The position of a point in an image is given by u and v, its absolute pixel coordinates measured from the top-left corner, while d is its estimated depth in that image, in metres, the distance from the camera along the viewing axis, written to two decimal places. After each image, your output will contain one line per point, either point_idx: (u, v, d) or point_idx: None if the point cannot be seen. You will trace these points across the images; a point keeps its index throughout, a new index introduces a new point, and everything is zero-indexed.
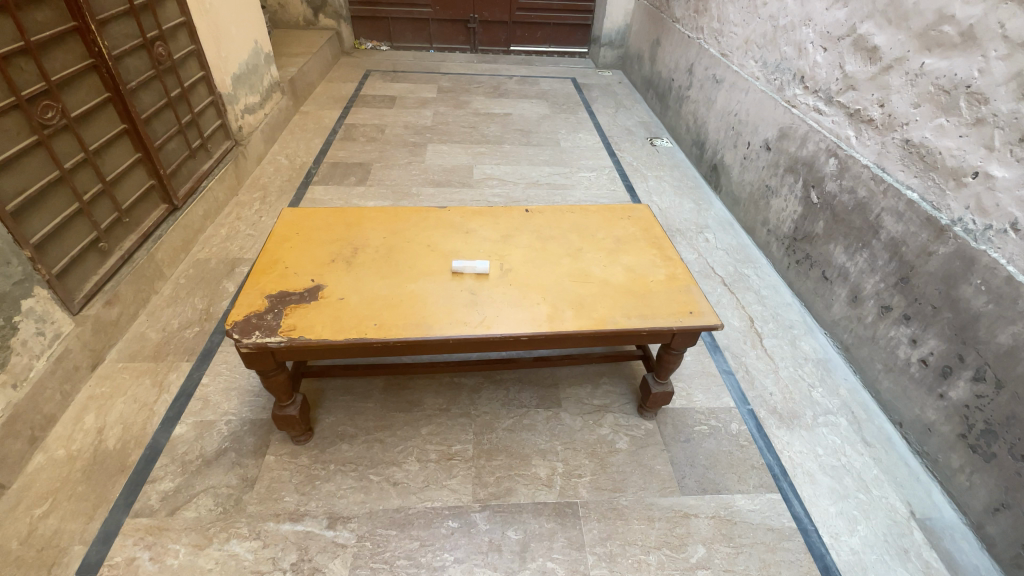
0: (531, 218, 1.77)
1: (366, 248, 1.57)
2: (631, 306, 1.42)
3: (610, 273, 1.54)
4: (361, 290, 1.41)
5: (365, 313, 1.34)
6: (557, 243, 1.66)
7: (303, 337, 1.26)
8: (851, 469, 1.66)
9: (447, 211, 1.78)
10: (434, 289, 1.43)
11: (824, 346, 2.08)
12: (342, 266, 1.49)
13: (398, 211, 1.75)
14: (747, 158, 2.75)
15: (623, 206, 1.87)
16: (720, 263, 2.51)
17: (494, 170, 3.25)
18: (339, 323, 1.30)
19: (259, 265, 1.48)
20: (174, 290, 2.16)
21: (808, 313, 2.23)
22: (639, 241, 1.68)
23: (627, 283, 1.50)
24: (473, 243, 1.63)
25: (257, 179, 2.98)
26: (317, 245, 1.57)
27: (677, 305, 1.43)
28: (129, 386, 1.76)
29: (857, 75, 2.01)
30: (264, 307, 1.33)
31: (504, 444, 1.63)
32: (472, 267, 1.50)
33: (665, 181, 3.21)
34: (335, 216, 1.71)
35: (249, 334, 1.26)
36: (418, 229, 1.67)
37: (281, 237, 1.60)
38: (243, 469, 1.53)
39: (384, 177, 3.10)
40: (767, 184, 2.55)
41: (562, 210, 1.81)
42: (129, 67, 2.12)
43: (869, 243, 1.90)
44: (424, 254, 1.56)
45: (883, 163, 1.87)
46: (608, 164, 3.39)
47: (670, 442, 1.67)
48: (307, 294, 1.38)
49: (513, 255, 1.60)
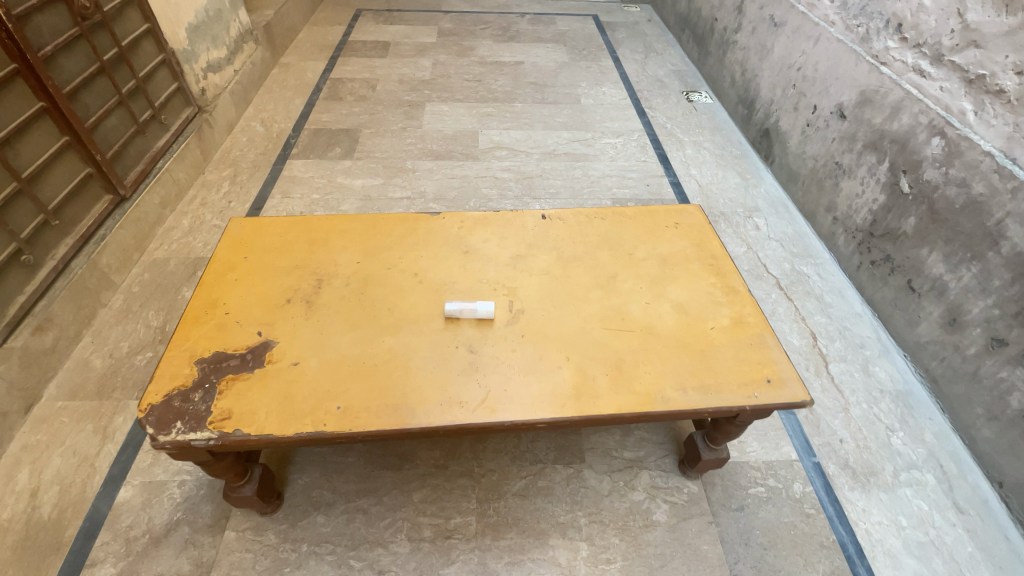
0: (549, 228, 1.36)
1: (334, 280, 1.20)
2: (686, 372, 1.05)
3: (655, 315, 1.16)
4: (323, 350, 1.06)
5: (325, 388, 1.00)
6: (583, 266, 1.27)
7: (240, 432, 0.93)
8: (941, 546, 1.35)
9: (441, 218, 1.38)
10: (421, 347, 1.07)
11: (904, 374, 1.72)
12: (300, 310, 1.13)
13: (378, 220, 1.36)
14: (811, 125, 2.26)
15: (667, 208, 1.45)
16: (773, 259, 2.11)
17: (503, 137, 2.77)
18: (290, 409, 0.96)
19: (191, 310, 1.13)
20: (125, 301, 1.83)
21: (883, 328, 1.84)
22: (692, 262, 1.29)
23: (680, 333, 1.12)
24: (473, 270, 1.25)
25: (227, 152, 2.56)
26: (269, 276, 1.21)
27: (748, 369, 1.06)
28: (68, 434, 1.46)
29: (983, 28, 1.52)
30: (191, 381, 1.00)
31: (514, 517, 1.33)
32: (470, 311, 1.13)
33: (704, 149, 2.71)
34: (296, 230, 1.33)
35: (167, 428, 0.93)
36: (401, 250, 1.29)
37: (226, 265, 1.24)
38: (197, 552, 1.25)
39: (374, 147, 2.65)
40: (838, 162, 2.09)
41: (589, 215, 1.40)
42: (43, 26, 1.67)
43: (982, 255, 1.49)
44: (408, 288, 1.19)
45: (1012, 152, 1.43)
46: (637, 127, 2.88)
47: (719, 513, 1.36)
48: (250, 359, 1.04)
49: (525, 286, 1.21)
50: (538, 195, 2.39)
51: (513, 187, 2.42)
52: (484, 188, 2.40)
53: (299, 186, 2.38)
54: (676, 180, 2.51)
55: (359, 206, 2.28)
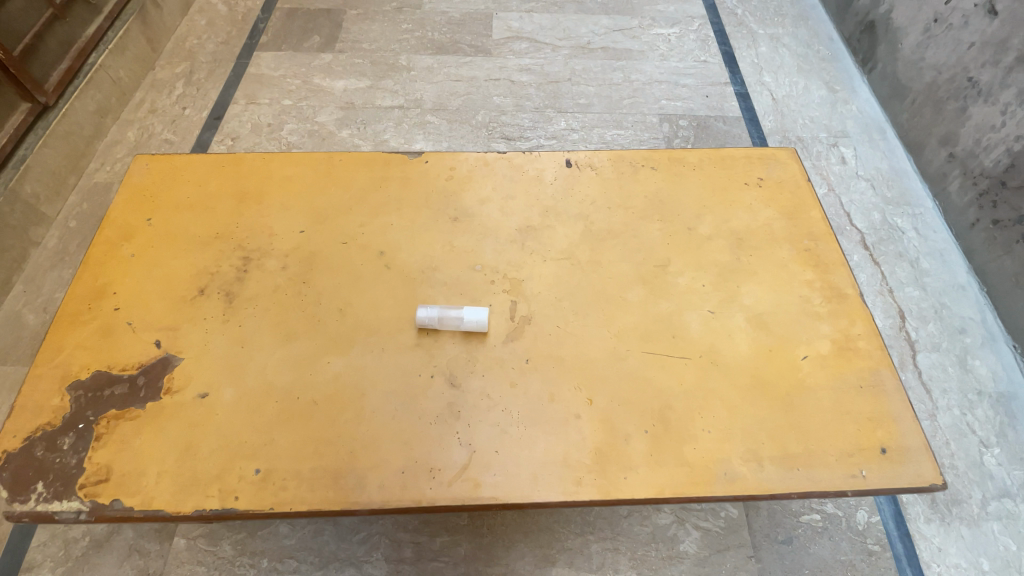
0: (576, 182, 0.95)
1: (266, 261, 0.85)
2: (763, 431, 0.72)
3: (722, 333, 0.80)
4: (243, 376, 0.75)
5: (240, 437, 0.70)
6: (623, 246, 0.88)
7: (120, 505, 0.67)
8: None
9: (424, 161, 0.97)
10: (380, 375, 0.75)
11: (1009, 370, 1.37)
12: (217, 308, 0.81)
13: (333, 163, 0.97)
14: (941, 20, 1.67)
15: (747, 156, 1.01)
16: (859, 206, 1.66)
17: (523, 23, 2.16)
18: (190, 470, 0.68)
19: (69, 305, 0.82)
20: (61, 240, 1.54)
21: (991, 308, 1.46)
22: (780, 247, 0.90)
23: (757, 364, 0.77)
24: (463, 248, 0.87)
25: (181, 40, 2.05)
26: (180, 251, 0.87)
27: (854, 429, 0.73)
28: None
29: None
30: (60, 419, 0.72)
31: (512, 539, 1.11)
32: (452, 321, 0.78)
33: (783, 46, 2.10)
34: (221, 179, 0.96)
35: (23, 492, 0.67)
36: (363, 212, 0.91)
37: (127, 232, 0.90)
38: (143, 563, 1.08)
39: (361, 35, 2.10)
40: (973, 78, 1.56)
41: (634, 163, 0.98)
42: None
43: None
44: (369, 277, 0.84)
45: None
46: (698, 13, 2.22)
47: (762, 546, 1.12)
48: (141, 387, 0.74)
49: (536, 277, 0.84)
50: (564, 106, 1.87)
51: (533, 95, 1.89)
52: (496, 96, 1.89)
53: (267, 88, 1.91)
54: (743, 91, 1.95)
55: (340, 117, 1.81)
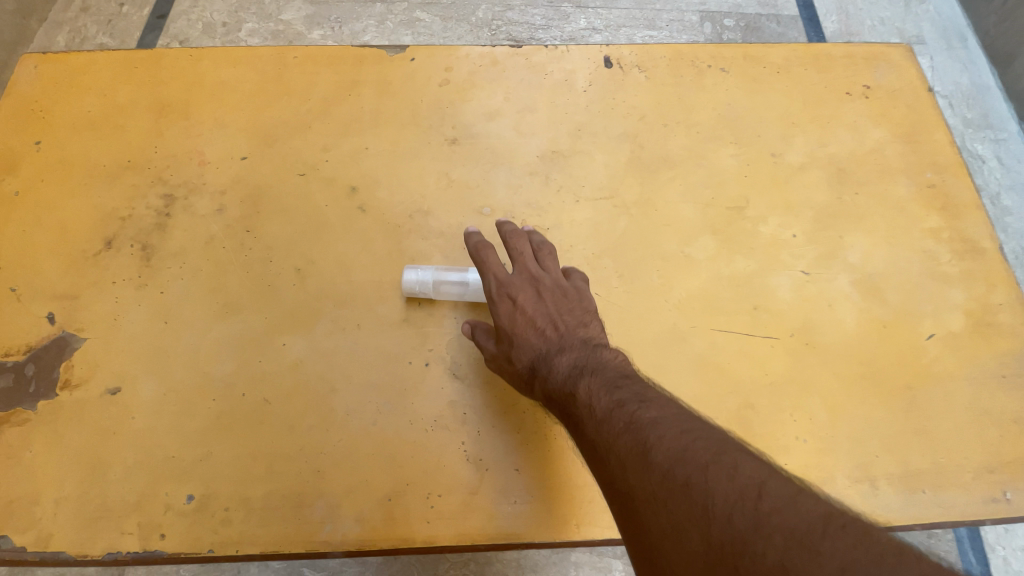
0: (618, 88, 0.69)
1: (195, 201, 0.62)
2: (876, 440, 0.53)
3: (821, 303, 0.58)
4: (167, 363, 0.54)
5: (165, 450, 0.51)
6: (685, 181, 0.64)
7: (8, 544, 0.49)
8: None
9: (409, 59, 0.70)
10: (355, 363, 0.55)
11: None
12: (130, 267, 0.59)
13: (284, 63, 0.70)
14: None
15: (848, 53, 0.74)
16: None
17: None
18: (100, 496, 0.50)
19: None
20: None
21: None
22: (896, 182, 0.66)
23: (867, 347, 0.57)
24: (466, 183, 0.64)
25: None
26: (80, 188, 0.64)
27: (996, 437, 0.55)
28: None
29: None
30: None
31: None
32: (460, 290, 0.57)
33: None
34: (132, 85, 0.70)
35: None
36: (327, 132, 0.66)
37: (7, 161, 0.66)
38: None
39: None
40: None
41: (697, 63, 0.71)
42: None
43: None
44: (336, 225, 0.61)
45: None
46: None
47: None
48: (31, 378, 0.54)
49: (565, 225, 0.62)
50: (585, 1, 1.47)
51: None
52: None
53: None
54: None
55: (309, 14, 1.44)
